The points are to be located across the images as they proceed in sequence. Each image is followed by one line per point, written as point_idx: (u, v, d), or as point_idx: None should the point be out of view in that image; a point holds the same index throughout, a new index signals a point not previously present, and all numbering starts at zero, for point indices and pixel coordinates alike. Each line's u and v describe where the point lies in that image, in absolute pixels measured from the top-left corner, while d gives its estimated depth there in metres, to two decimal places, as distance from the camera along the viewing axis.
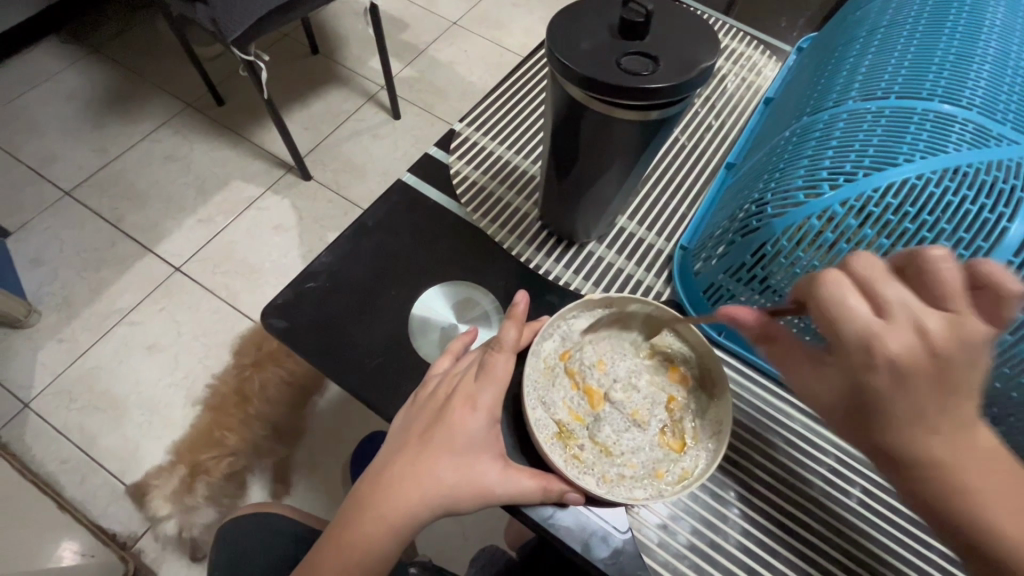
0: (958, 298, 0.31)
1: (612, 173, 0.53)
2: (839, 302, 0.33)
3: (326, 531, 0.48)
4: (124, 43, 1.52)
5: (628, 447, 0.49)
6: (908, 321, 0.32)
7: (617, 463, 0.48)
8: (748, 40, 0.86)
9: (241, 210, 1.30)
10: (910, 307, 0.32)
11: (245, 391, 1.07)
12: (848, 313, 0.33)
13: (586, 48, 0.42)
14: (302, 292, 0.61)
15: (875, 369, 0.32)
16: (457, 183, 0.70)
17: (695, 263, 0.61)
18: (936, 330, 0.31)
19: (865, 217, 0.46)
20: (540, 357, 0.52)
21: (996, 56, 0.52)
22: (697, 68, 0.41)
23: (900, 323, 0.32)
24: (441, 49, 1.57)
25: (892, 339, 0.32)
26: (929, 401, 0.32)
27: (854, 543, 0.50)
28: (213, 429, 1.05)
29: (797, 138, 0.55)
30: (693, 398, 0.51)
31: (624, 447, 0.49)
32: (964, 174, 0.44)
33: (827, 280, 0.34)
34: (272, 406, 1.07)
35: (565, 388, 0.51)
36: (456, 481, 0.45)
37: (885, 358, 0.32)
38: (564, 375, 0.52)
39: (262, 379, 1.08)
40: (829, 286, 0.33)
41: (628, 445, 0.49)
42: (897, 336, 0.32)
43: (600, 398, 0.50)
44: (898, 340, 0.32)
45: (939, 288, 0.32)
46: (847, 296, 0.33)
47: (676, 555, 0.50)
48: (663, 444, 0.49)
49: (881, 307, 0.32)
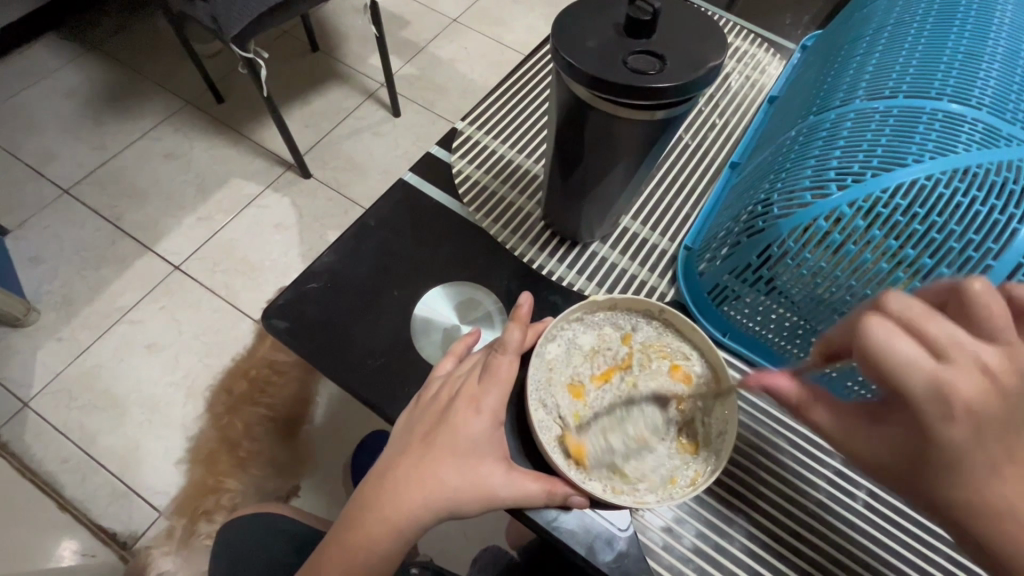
0: (1007, 330, 0.32)
1: (616, 172, 0.53)
2: (886, 342, 0.33)
3: (329, 534, 0.48)
4: (123, 40, 1.51)
5: (643, 457, 0.48)
6: (972, 361, 0.31)
7: (632, 472, 0.48)
8: (752, 38, 0.85)
9: (241, 209, 1.29)
10: (967, 344, 0.32)
11: (230, 437, 0.97)
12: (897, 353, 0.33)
13: (592, 46, 0.41)
14: (303, 293, 0.61)
15: (950, 413, 0.32)
16: (460, 182, 0.70)
17: (700, 264, 0.60)
18: (999, 366, 0.31)
19: (873, 218, 0.45)
20: (542, 368, 0.51)
21: (1005, 55, 0.51)
22: (705, 67, 0.40)
23: (965, 362, 0.31)
24: (441, 46, 1.57)
25: (960, 379, 0.31)
26: (1013, 451, 0.31)
27: (860, 545, 0.50)
28: (212, 440, 1.00)
29: (804, 137, 0.54)
30: (702, 398, 0.50)
31: (638, 457, 0.48)
32: (974, 175, 0.43)
33: (875, 324, 0.34)
34: (258, 450, 0.96)
35: (572, 434, 0.49)
36: (460, 484, 0.45)
37: (956, 399, 0.31)
38: (566, 385, 0.51)
39: (240, 421, 0.98)
40: (879, 329, 0.33)
41: (642, 455, 0.48)
42: (964, 375, 0.31)
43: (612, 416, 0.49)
44: (966, 380, 0.31)
45: (985, 322, 0.32)
46: (899, 337, 0.33)
47: (681, 558, 0.50)
48: (676, 451, 0.49)
49: (936, 346, 0.32)
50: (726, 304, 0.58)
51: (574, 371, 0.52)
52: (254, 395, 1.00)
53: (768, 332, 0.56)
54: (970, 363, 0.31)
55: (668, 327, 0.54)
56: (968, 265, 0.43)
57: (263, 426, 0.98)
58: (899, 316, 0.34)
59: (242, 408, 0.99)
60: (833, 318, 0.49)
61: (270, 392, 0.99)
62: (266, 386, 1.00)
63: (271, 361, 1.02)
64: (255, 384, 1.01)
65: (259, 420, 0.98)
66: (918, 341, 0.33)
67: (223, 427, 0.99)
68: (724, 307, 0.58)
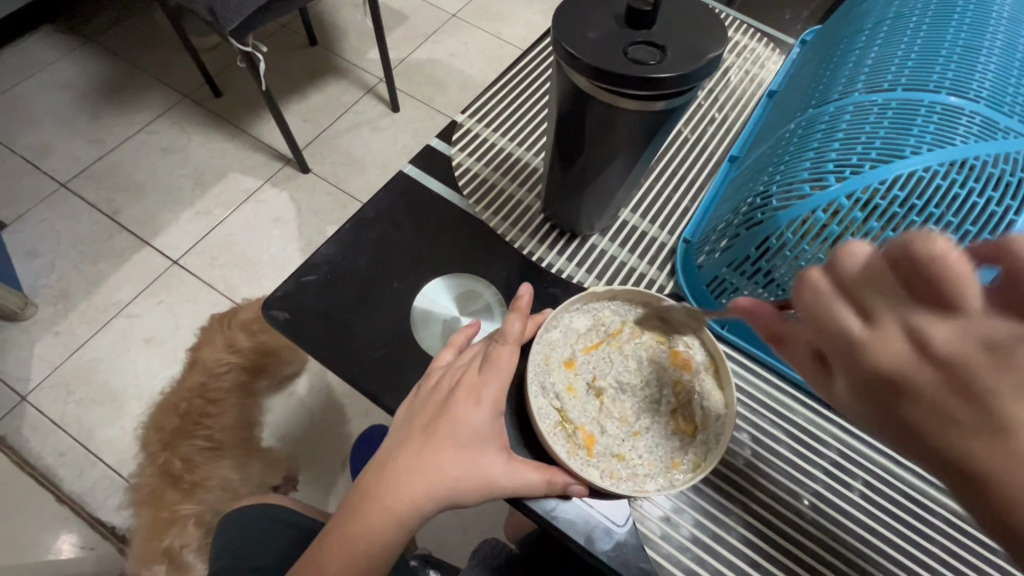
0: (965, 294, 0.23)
1: (616, 164, 0.53)
2: (815, 295, 0.29)
3: (329, 523, 0.48)
4: (119, 32, 1.50)
5: (641, 437, 0.49)
6: (896, 326, 0.25)
7: (627, 453, 0.48)
8: (752, 33, 0.85)
9: (240, 203, 1.29)
10: (899, 309, 0.25)
11: (170, 471, 0.86)
12: (824, 308, 0.29)
13: (592, 37, 0.41)
14: (302, 285, 0.61)
15: (869, 374, 0.27)
16: (460, 175, 0.70)
17: (698, 257, 0.61)
18: (937, 334, 0.24)
19: (871, 210, 0.45)
20: (543, 350, 0.52)
21: (1003, 48, 0.52)
22: (705, 59, 0.40)
23: (885, 326, 0.26)
24: (441, 41, 1.56)
25: (874, 346, 0.26)
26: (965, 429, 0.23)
27: (855, 535, 0.51)
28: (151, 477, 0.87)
29: (802, 130, 0.54)
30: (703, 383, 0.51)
31: (636, 437, 0.49)
32: (972, 167, 0.44)
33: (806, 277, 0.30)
34: (204, 480, 0.86)
35: (578, 415, 0.49)
36: (460, 474, 0.45)
37: (873, 365, 0.26)
38: (568, 363, 0.51)
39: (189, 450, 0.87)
40: (810, 287, 0.30)
41: (638, 436, 0.49)
42: (888, 346, 0.26)
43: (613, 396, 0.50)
44: (885, 347, 0.26)
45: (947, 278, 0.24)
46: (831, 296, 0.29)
47: (679, 548, 0.50)
48: (675, 433, 0.49)
49: (868, 310, 0.27)
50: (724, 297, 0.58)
51: (574, 352, 0.52)
52: (189, 426, 0.88)
53: None
54: (892, 327, 0.26)
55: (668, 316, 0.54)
56: None
57: (208, 454, 0.88)
58: (842, 270, 0.29)
59: (178, 442, 0.87)
60: None
61: (207, 420, 0.89)
62: (202, 416, 0.89)
63: (203, 389, 0.90)
64: (188, 415, 0.88)
65: (200, 451, 0.88)
66: (849, 303, 0.28)
67: (160, 465, 0.86)
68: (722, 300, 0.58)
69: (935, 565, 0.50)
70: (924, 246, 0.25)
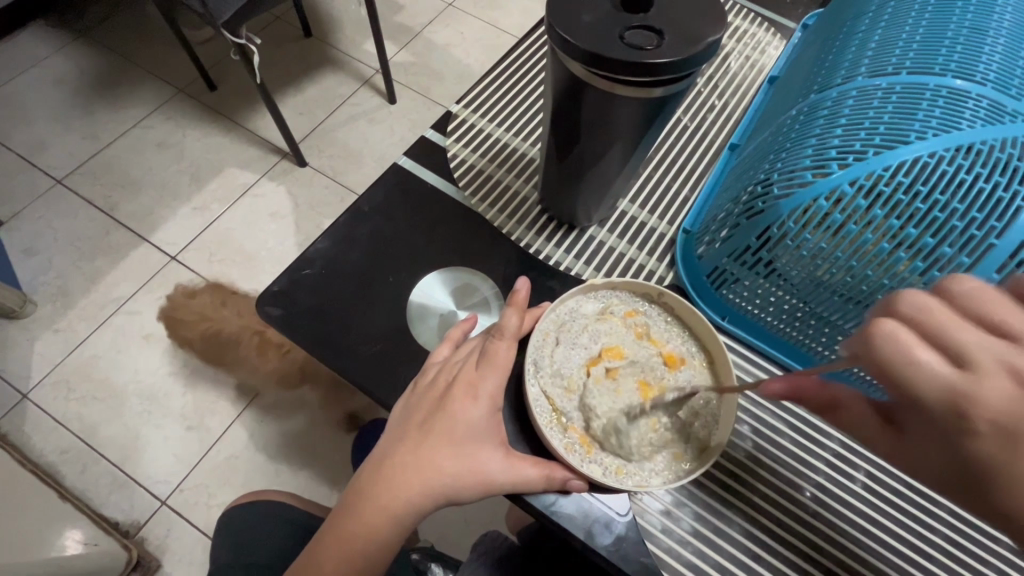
0: None
1: (613, 153, 0.51)
2: (895, 344, 0.30)
3: (327, 520, 0.48)
4: (112, 26, 1.48)
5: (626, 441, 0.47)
6: (997, 367, 0.28)
7: (607, 449, 0.47)
8: (752, 17, 0.84)
9: (236, 198, 1.28)
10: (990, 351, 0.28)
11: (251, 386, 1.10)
12: (903, 359, 0.30)
13: (587, 21, 0.40)
14: (298, 279, 0.60)
15: (975, 433, 0.28)
16: (454, 166, 0.69)
17: (699, 247, 0.60)
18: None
19: (874, 197, 0.44)
20: (550, 325, 0.52)
21: (1012, 29, 0.50)
22: (702, 42, 0.39)
23: (989, 372, 0.28)
24: (436, 31, 1.54)
25: (989, 395, 0.27)
26: None
27: (859, 528, 0.50)
28: None
29: (804, 116, 0.53)
30: (696, 400, 0.49)
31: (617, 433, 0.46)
32: (978, 152, 0.42)
33: (876, 328, 0.31)
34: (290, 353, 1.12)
35: (577, 415, 0.48)
36: (459, 471, 0.44)
37: (984, 416, 0.27)
38: (566, 341, 0.51)
39: (241, 350, 1.12)
40: (883, 334, 0.30)
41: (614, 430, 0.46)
42: (983, 384, 0.28)
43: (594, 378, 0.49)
44: (994, 392, 0.27)
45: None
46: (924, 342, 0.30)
47: (679, 541, 0.50)
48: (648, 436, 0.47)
49: (952, 353, 0.29)
50: (725, 288, 0.57)
51: (572, 330, 0.52)
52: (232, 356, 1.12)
53: (767, 316, 0.55)
54: (997, 370, 0.27)
55: (668, 312, 0.54)
56: (971, 244, 0.42)
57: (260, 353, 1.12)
58: (908, 312, 0.31)
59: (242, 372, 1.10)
60: (833, 300, 0.49)
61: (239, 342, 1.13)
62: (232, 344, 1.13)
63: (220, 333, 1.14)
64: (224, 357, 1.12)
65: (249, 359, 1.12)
66: (940, 349, 0.29)
67: None
68: (722, 291, 0.58)
69: (939, 556, 0.49)
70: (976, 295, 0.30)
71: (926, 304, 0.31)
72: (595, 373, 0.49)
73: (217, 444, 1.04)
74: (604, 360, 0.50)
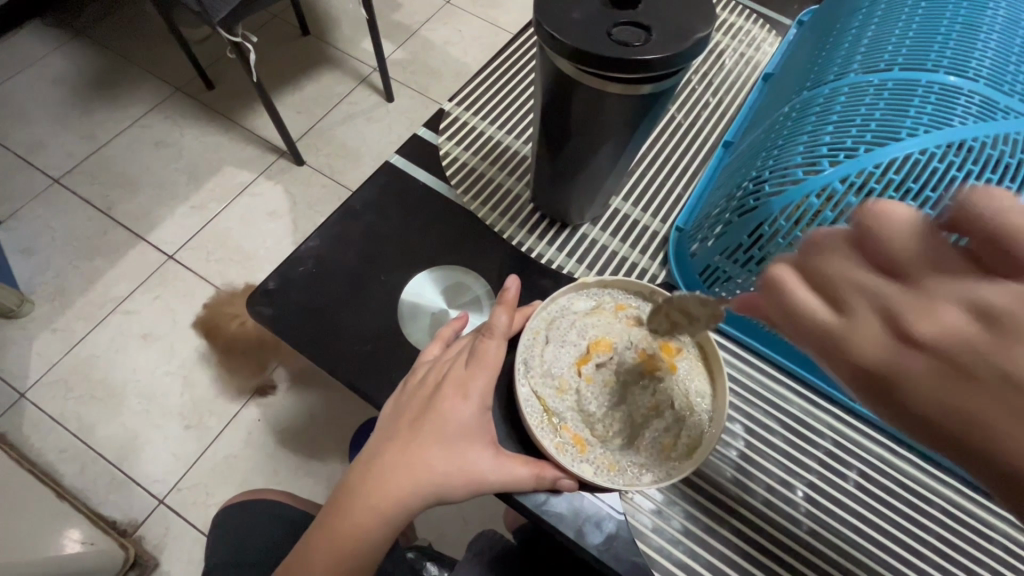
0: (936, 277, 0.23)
1: (604, 151, 0.51)
2: (786, 300, 0.28)
3: (317, 519, 0.47)
4: (109, 25, 1.48)
5: (616, 439, 0.48)
6: (873, 310, 0.25)
7: (610, 442, 0.48)
8: (747, 14, 0.83)
9: (233, 197, 1.28)
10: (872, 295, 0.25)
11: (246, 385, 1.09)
12: (788, 312, 0.28)
13: (576, 18, 0.40)
14: (291, 278, 0.60)
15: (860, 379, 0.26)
16: (447, 164, 0.68)
17: (691, 245, 0.59)
18: (922, 326, 0.23)
19: (865, 195, 0.44)
20: (540, 324, 0.52)
21: (1004, 25, 0.50)
22: (691, 40, 0.39)
23: (861, 317, 0.25)
24: (434, 29, 1.53)
25: (864, 345, 0.25)
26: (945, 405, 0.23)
27: (851, 526, 0.50)
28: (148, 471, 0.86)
29: (797, 113, 0.53)
30: (693, 377, 0.50)
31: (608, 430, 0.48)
32: (969, 149, 0.42)
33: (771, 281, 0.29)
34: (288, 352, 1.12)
35: (570, 413, 0.48)
36: (447, 470, 0.44)
37: (856, 364, 0.25)
38: (555, 339, 0.51)
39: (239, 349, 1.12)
40: (775, 287, 0.29)
41: (619, 419, 0.48)
42: (859, 333, 0.25)
43: (583, 378, 0.49)
44: (867, 342, 0.25)
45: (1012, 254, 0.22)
46: (827, 298, 0.27)
47: (670, 540, 0.49)
48: (649, 421, 0.48)
49: (837, 298, 0.26)
50: (717, 286, 0.57)
51: (561, 327, 0.52)
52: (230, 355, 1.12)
53: None
54: (869, 314, 0.25)
55: None
56: None
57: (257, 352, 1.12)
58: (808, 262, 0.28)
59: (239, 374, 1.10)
60: None
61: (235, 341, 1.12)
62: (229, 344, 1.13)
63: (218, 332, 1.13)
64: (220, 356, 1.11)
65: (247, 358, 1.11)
66: (821, 295, 0.27)
67: None
68: (714, 289, 0.57)
69: (932, 556, 0.49)
70: (879, 225, 0.26)
71: (825, 245, 0.28)
72: (585, 372, 0.49)
73: (214, 443, 1.04)
74: (593, 355, 0.50)
